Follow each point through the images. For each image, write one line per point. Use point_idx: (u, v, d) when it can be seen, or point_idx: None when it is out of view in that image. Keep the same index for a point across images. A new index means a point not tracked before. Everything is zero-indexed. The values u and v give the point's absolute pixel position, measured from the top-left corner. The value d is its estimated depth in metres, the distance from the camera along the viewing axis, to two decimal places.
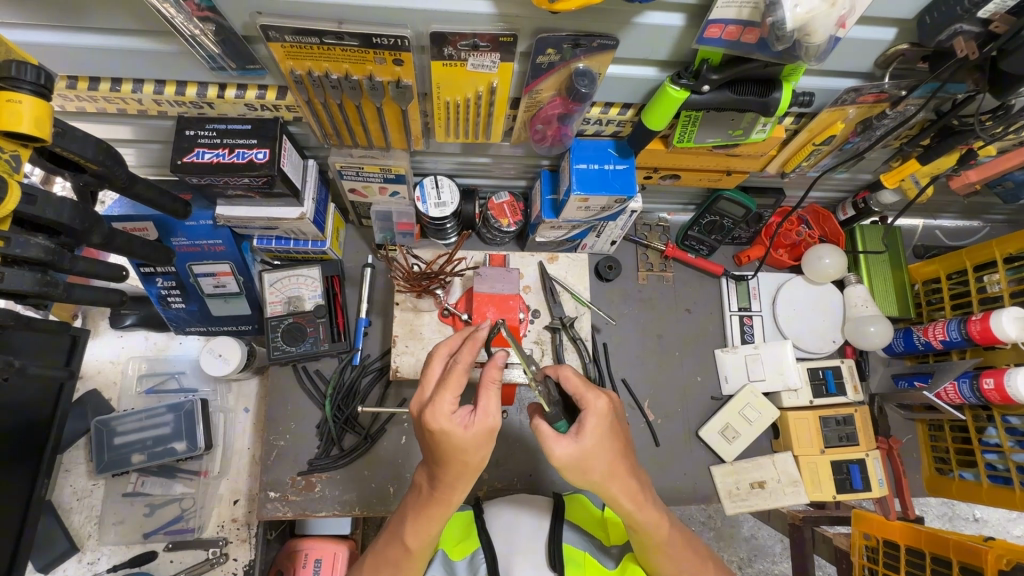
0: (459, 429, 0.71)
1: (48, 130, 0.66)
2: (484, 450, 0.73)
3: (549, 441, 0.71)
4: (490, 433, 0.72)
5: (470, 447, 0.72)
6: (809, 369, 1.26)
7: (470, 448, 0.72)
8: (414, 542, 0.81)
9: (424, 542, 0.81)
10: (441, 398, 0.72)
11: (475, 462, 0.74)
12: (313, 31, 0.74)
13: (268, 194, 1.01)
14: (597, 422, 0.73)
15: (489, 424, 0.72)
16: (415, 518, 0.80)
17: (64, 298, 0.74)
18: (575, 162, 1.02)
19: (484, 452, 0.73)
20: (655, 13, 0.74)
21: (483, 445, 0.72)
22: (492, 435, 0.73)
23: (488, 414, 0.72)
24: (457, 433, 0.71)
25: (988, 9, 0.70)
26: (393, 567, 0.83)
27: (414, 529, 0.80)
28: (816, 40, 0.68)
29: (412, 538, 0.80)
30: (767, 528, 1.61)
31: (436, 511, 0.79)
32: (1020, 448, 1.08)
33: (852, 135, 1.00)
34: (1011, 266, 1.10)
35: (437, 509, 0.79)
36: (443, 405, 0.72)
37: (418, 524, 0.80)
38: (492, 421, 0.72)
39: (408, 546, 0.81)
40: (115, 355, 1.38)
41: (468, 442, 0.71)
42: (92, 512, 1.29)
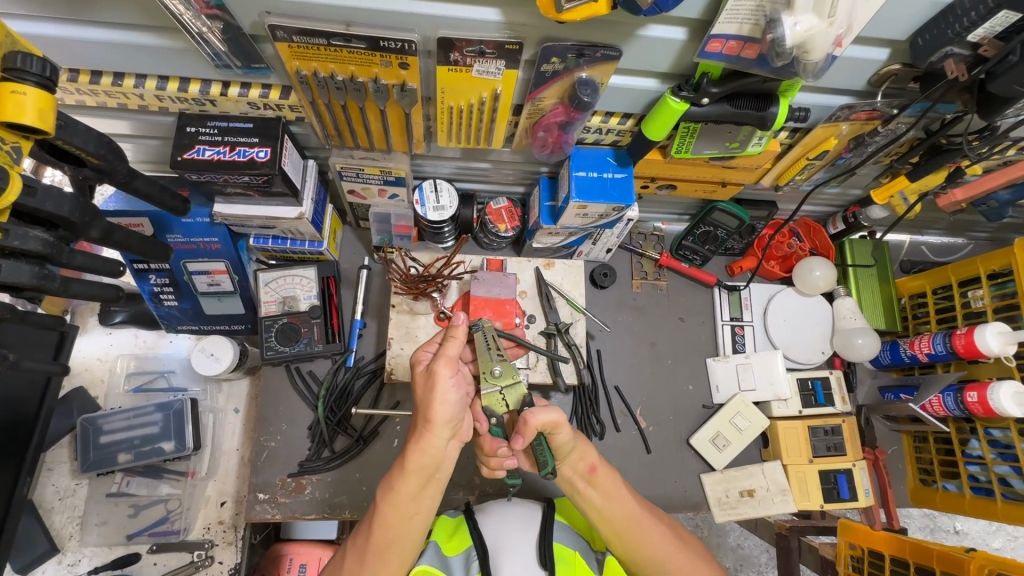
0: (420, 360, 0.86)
1: (51, 122, 0.65)
2: (428, 394, 0.79)
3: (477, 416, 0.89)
4: (431, 374, 0.80)
5: (421, 384, 0.82)
6: (798, 379, 1.28)
7: (420, 381, 0.83)
8: (391, 513, 0.81)
9: (398, 510, 0.81)
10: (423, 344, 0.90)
11: (422, 409, 0.80)
12: (320, 33, 0.74)
13: (267, 194, 1.01)
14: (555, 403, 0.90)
15: (436, 367, 0.80)
16: (385, 481, 0.83)
17: (60, 292, 0.73)
18: (575, 170, 1.03)
19: (429, 393, 0.79)
20: (659, 26, 0.75)
21: (427, 385, 0.80)
22: (434, 377, 0.79)
23: (440, 356, 0.81)
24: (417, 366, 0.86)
25: (977, 33, 0.72)
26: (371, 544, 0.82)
27: (385, 490, 0.82)
28: (813, 57, 0.70)
29: (378, 496, 0.83)
30: (753, 538, 1.62)
31: (415, 480, 0.81)
32: (1002, 460, 1.10)
33: (844, 151, 1.03)
34: (994, 282, 1.13)
35: (400, 471, 0.81)
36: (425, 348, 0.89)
37: (389, 489, 0.81)
38: (439, 364, 0.80)
39: (374, 507, 0.83)
40: (102, 353, 1.36)
41: (420, 375, 0.83)
42: (74, 512, 1.26)
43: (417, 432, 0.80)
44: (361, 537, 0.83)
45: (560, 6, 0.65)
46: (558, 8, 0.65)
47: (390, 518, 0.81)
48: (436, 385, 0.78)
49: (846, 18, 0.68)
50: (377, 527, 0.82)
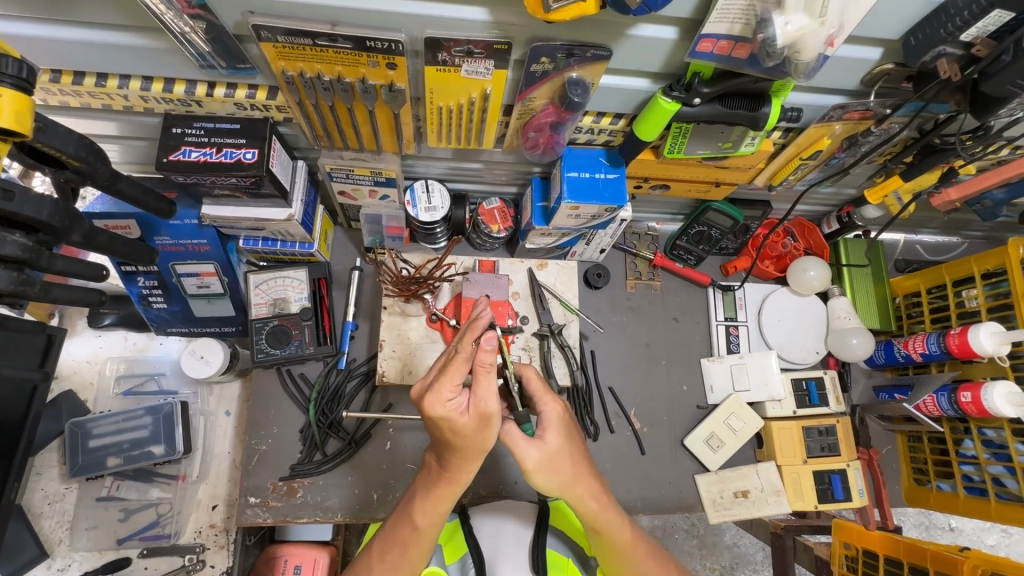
0: (457, 415, 0.68)
1: (28, 124, 0.64)
2: (485, 437, 0.72)
3: (516, 445, 0.74)
4: (490, 418, 0.70)
5: (469, 430, 0.70)
6: (793, 379, 1.27)
7: (468, 429, 0.70)
8: (421, 521, 0.80)
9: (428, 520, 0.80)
10: (442, 388, 0.68)
11: (476, 447, 0.73)
12: (305, 33, 0.73)
13: (255, 195, 1.00)
14: (555, 423, 0.78)
15: (489, 409, 0.70)
16: (423, 497, 0.80)
17: (41, 297, 0.72)
18: (566, 170, 1.02)
19: (487, 436, 0.71)
20: (649, 26, 0.74)
21: (484, 428, 0.71)
22: (492, 421, 0.70)
23: (492, 398, 0.69)
24: (457, 421, 0.69)
25: (970, 33, 0.71)
26: (401, 548, 0.81)
27: (421, 495, 0.81)
28: (805, 57, 0.70)
29: (421, 517, 0.80)
30: (749, 536, 1.62)
31: (446, 494, 0.79)
32: (996, 460, 1.10)
33: (838, 150, 1.02)
34: (988, 282, 1.13)
35: (446, 489, 0.79)
36: (447, 395, 0.68)
37: (424, 497, 0.80)
38: (493, 405, 0.70)
39: (415, 525, 0.81)
40: (91, 356, 1.34)
41: (466, 424, 0.70)
42: (64, 516, 1.25)
43: (457, 460, 0.76)
44: (395, 550, 0.81)
45: (548, 6, 0.64)
46: (545, 8, 0.64)
47: (422, 526, 0.80)
48: (496, 428, 0.71)
49: (838, 18, 0.67)
50: (405, 532, 0.81)
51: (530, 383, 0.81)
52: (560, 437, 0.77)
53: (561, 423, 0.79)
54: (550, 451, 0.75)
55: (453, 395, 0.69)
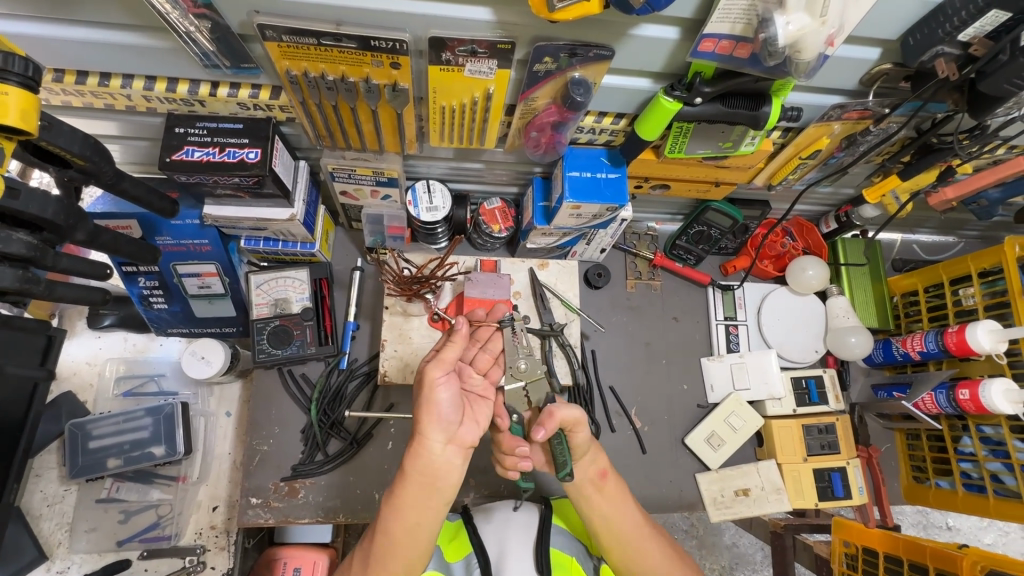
0: (412, 377, 0.85)
1: (34, 123, 0.64)
2: (420, 399, 0.78)
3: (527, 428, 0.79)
4: (424, 381, 0.78)
5: (416, 390, 0.82)
6: (792, 378, 1.28)
7: (416, 389, 0.82)
8: (396, 527, 0.78)
9: (401, 524, 0.78)
10: (413, 357, 0.89)
11: (416, 413, 0.79)
12: (310, 32, 0.73)
13: (257, 195, 1.00)
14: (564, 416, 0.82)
15: (427, 371, 0.79)
16: (388, 494, 0.80)
17: (45, 296, 0.72)
18: (568, 170, 1.03)
19: (422, 401, 0.78)
20: (651, 26, 0.75)
21: (421, 392, 0.79)
22: (427, 385, 0.78)
23: (434, 363, 0.79)
24: (412, 382, 0.84)
25: (968, 32, 0.72)
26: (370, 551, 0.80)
27: (387, 501, 0.80)
28: (805, 57, 0.70)
29: (384, 513, 0.79)
30: (748, 536, 1.63)
31: (417, 489, 0.78)
32: (993, 457, 1.11)
33: (837, 150, 1.04)
34: (985, 281, 1.14)
35: (404, 482, 0.79)
36: (414, 362, 0.88)
37: (392, 501, 0.79)
38: (430, 369, 0.78)
39: (380, 524, 0.80)
40: (91, 357, 1.33)
41: (415, 383, 0.83)
42: (63, 518, 1.24)
43: (412, 435, 0.79)
44: (364, 552, 0.80)
45: (552, 5, 0.64)
46: (550, 8, 0.65)
47: (394, 529, 0.78)
48: (426, 388, 0.78)
49: (838, 18, 0.68)
50: (379, 541, 0.79)
51: None
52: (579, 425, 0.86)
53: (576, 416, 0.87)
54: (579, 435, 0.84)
55: (424, 360, 0.90)
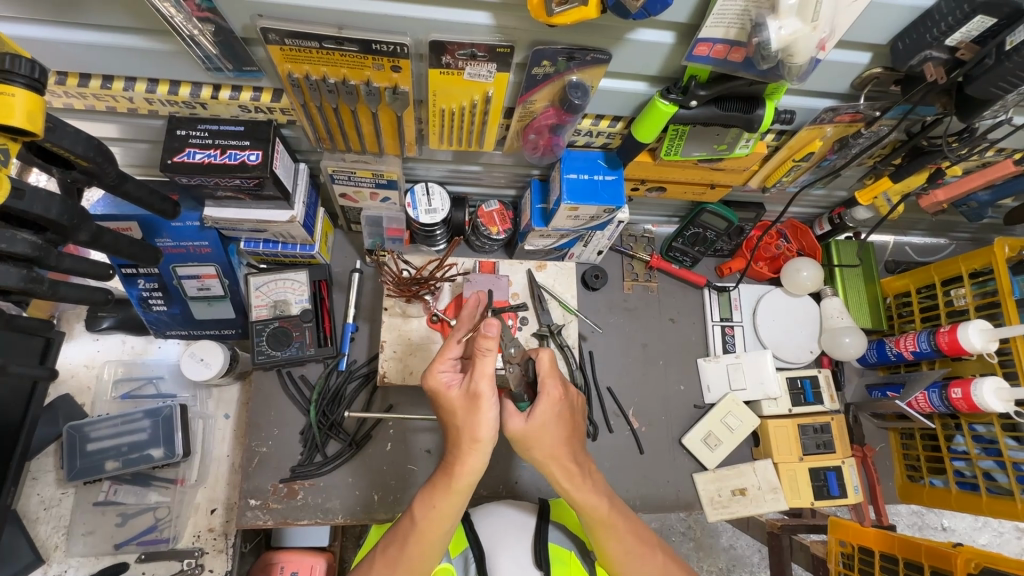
0: (445, 388, 0.78)
1: (40, 124, 0.65)
2: (474, 418, 0.75)
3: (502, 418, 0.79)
4: (476, 398, 0.75)
5: (460, 408, 0.76)
6: (788, 378, 1.29)
7: (456, 404, 0.77)
8: (428, 532, 0.79)
9: (436, 525, 0.79)
10: (437, 364, 0.79)
11: (468, 432, 0.76)
12: (313, 36, 0.74)
13: (258, 197, 1.01)
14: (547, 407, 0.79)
15: (477, 389, 0.75)
16: (424, 491, 0.81)
17: (48, 295, 0.73)
18: (565, 172, 1.04)
19: (475, 417, 0.75)
20: (648, 30, 0.77)
21: (471, 408, 0.75)
22: (480, 402, 0.75)
23: (481, 379, 0.74)
24: (446, 394, 0.78)
25: (955, 37, 0.74)
26: (400, 547, 0.80)
27: (424, 504, 0.80)
28: (798, 61, 0.72)
29: (419, 510, 0.80)
30: (745, 538, 1.63)
31: (454, 498, 0.79)
32: (986, 455, 1.12)
33: (830, 152, 1.05)
34: (976, 281, 1.16)
35: (446, 486, 0.79)
36: (440, 369, 0.79)
37: (431, 505, 0.79)
38: (481, 386, 0.74)
39: (414, 519, 0.80)
40: (88, 359, 1.33)
41: (456, 400, 0.77)
42: (60, 521, 1.24)
43: (459, 452, 0.77)
44: (395, 546, 0.80)
45: (551, 9, 0.66)
46: (548, 12, 0.66)
47: (429, 533, 0.79)
48: (483, 409, 0.75)
49: (829, 23, 0.70)
50: (412, 542, 0.79)
51: (540, 365, 0.82)
52: (549, 417, 0.80)
53: (555, 406, 0.80)
54: (536, 425, 0.79)
55: (448, 372, 0.80)
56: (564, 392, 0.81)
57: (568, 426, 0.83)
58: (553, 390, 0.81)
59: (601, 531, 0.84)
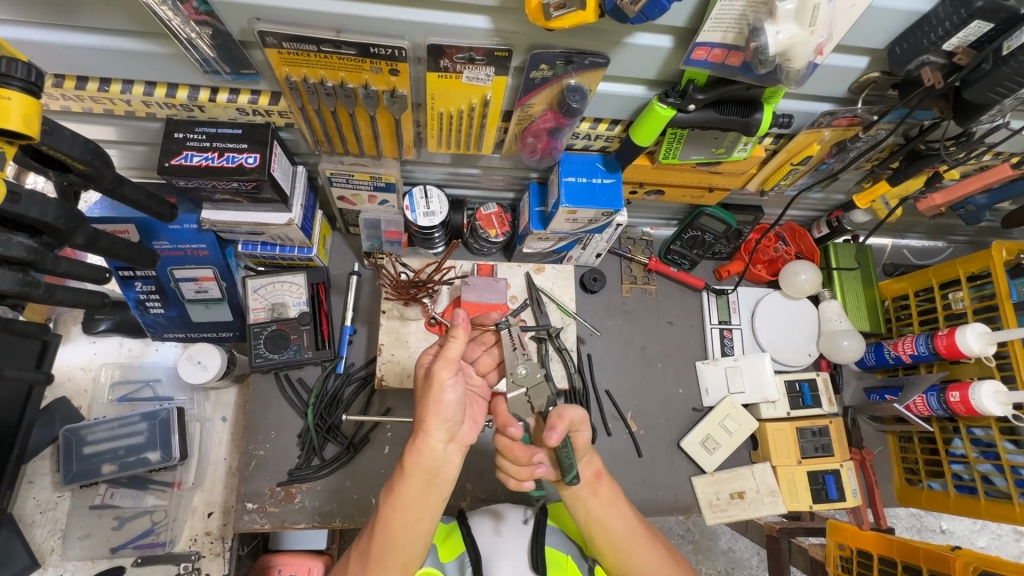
0: (421, 368, 0.84)
1: (37, 128, 0.65)
2: (426, 399, 0.77)
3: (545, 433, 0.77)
4: (432, 378, 0.77)
5: (422, 390, 0.79)
6: (786, 382, 1.29)
7: (421, 384, 0.81)
8: (397, 524, 0.76)
9: (398, 515, 0.76)
10: (427, 350, 0.87)
11: (420, 413, 0.77)
12: (310, 39, 0.74)
13: (255, 200, 1.00)
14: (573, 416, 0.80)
15: (436, 371, 0.77)
16: (389, 483, 0.79)
17: (44, 299, 0.73)
18: (564, 175, 1.04)
19: (427, 397, 0.77)
20: (645, 34, 0.77)
21: (427, 389, 0.78)
22: (435, 382, 0.77)
23: (441, 360, 0.77)
24: (417, 374, 0.83)
25: (952, 42, 0.74)
26: (367, 541, 0.78)
27: (386, 494, 0.78)
28: (796, 65, 0.72)
29: (382, 501, 0.78)
30: (744, 540, 1.63)
31: (416, 484, 0.76)
32: (984, 458, 1.13)
33: (828, 155, 1.05)
34: (974, 285, 1.16)
35: (402, 475, 0.77)
36: (428, 353, 0.87)
37: (392, 494, 0.77)
38: (439, 367, 0.77)
39: (378, 510, 0.78)
40: (86, 362, 1.33)
41: (421, 379, 0.81)
42: (56, 525, 1.23)
43: (415, 435, 0.78)
44: (363, 542, 0.78)
45: (549, 13, 0.66)
46: (545, 16, 0.66)
47: (393, 525, 0.76)
48: (435, 389, 0.76)
49: (827, 28, 0.70)
50: (378, 536, 0.77)
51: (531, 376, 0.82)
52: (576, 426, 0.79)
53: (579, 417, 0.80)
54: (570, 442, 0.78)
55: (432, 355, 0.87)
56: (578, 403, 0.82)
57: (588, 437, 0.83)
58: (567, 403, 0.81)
59: (602, 531, 0.85)
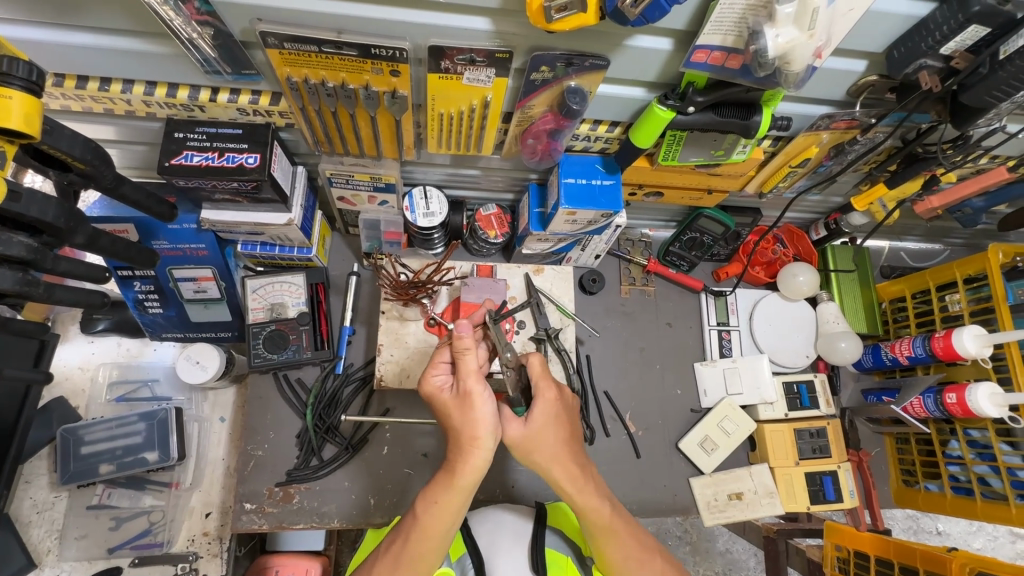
0: (439, 389, 0.81)
1: (37, 126, 0.65)
2: (468, 416, 0.77)
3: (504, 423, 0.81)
4: (468, 395, 0.77)
5: (454, 408, 0.79)
6: (784, 383, 1.30)
7: (452, 405, 0.79)
8: (436, 529, 0.77)
9: (440, 522, 0.77)
10: (431, 368, 0.84)
11: (464, 430, 0.77)
12: (312, 40, 0.74)
13: (255, 200, 1.00)
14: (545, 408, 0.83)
15: (467, 388, 0.78)
16: (426, 488, 0.80)
17: (44, 298, 0.73)
18: (563, 177, 1.04)
19: (469, 414, 0.77)
20: (645, 37, 0.77)
21: (463, 405, 0.77)
22: (471, 399, 0.77)
23: (470, 376, 0.77)
24: (439, 395, 0.81)
25: (950, 46, 0.75)
26: (403, 547, 0.78)
27: (427, 502, 0.78)
28: (795, 68, 0.73)
29: (421, 508, 0.78)
30: (741, 542, 1.64)
31: (460, 493, 0.78)
32: (980, 460, 1.13)
33: (826, 158, 1.06)
34: (970, 287, 1.17)
35: (447, 485, 0.78)
36: (434, 372, 0.83)
37: (434, 504, 0.77)
38: (470, 383, 0.77)
39: (415, 516, 0.78)
40: (83, 362, 1.32)
41: (450, 400, 0.79)
42: (53, 525, 1.23)
43: (459, 451, 0.77)
44: (397, 545, 0.78)
45: (550, 16, 0.66)
46: (547, 18, 0.66)
47: (432, 529, 0.77)
48: (475, 405, 0.77)
49: (825, 31, 0.70)
50: (414, 540, 0.77)
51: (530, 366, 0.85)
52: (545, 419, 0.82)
53: (551, 408, 0.83)
54: (535, 429, 0.81)
55: (442, 375, 0.83)
56: (558, 393, 0.84)
57: (567, 429, 0.85)
58: (547, 391, 0.84)
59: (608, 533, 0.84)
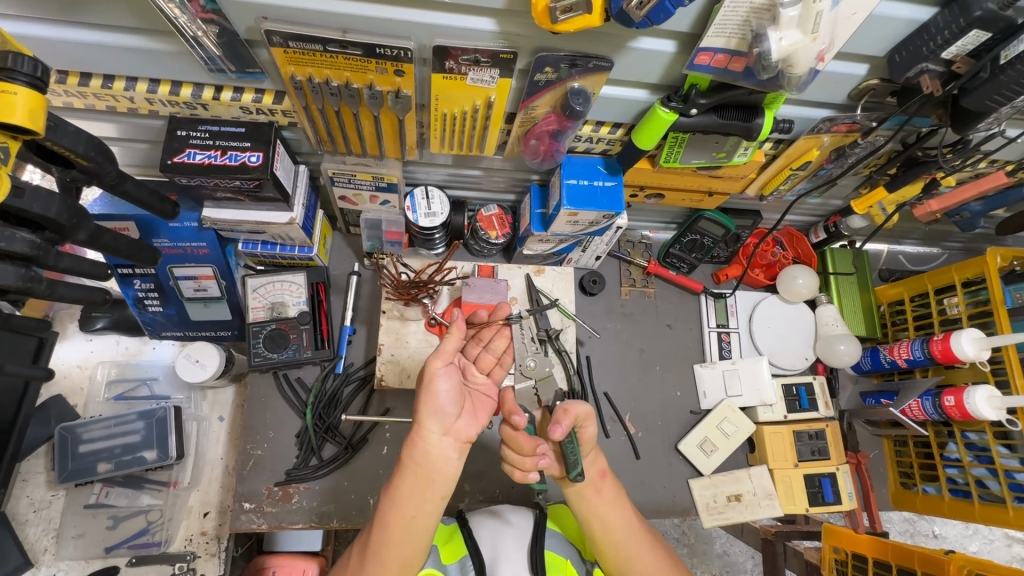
0: (414, 367, 0.86)
1: (41, 123, 0.64)
2: (421, 391, 0.78)
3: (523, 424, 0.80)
4: (426, 371, 0.79)
5: (419, 386, 0.81)
6: (784, 385, 1.30)
7: (419, 385, 0.83)
8: (393, 520, 0.75)
9: (397, 513, 0.75)
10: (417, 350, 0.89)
11: (417, 407, 0.77)
12: (315, 38, 0.74)
13: (257, 198, 1.00)
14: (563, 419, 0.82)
15: (428, 364, 0.79)
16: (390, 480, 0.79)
17: (46, 295, 0.73)
18: (566, 177, 1.05)
19: (422, 390, 0.78)
20: (648, 38, 0.78)
21: (422, 382, 0.79)
22: (427, 374, 0.78)
23: (433, 353, 0.80)
24: (414, 373, 0.85)
25: (951, 51, 0.75)
26: (366, 538, 0.77)
27: (387, 492, 0.77)
28: (797, 71, 0.73)
29: (382, 497, 0.77)
30: (739, 544, 1.64)
31: (414, 481, 0.75)
32: (978, 462, 1.14)
33: (827, 161, 1.06)
34: (968, 290, 1.17)
35: (401, 472, 0.76)
36: (417, 352, 0.88)
37: (390, 491, 0.76)
38: (431, 360, 0.79)
39: (376, 507, 0.78)
40: (82, 360, 1.32)
41: (417, 377, 0.83)
42: (50, 524, 1.22)
43: (412, 432, 0.78)
44: (363, 539, 0.77)
45: (555, 16, 0.66)
46: (552, 19, 0.67)
47: (389, 522, 0.75)
48: (429, 381, 0.78)
49: (828, 35, 0.71)
50: (375, 531, 0.75)
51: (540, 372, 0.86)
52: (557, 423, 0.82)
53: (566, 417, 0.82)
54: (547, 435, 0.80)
55: (423, 356, 0.88)
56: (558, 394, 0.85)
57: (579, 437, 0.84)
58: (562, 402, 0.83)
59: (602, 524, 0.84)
